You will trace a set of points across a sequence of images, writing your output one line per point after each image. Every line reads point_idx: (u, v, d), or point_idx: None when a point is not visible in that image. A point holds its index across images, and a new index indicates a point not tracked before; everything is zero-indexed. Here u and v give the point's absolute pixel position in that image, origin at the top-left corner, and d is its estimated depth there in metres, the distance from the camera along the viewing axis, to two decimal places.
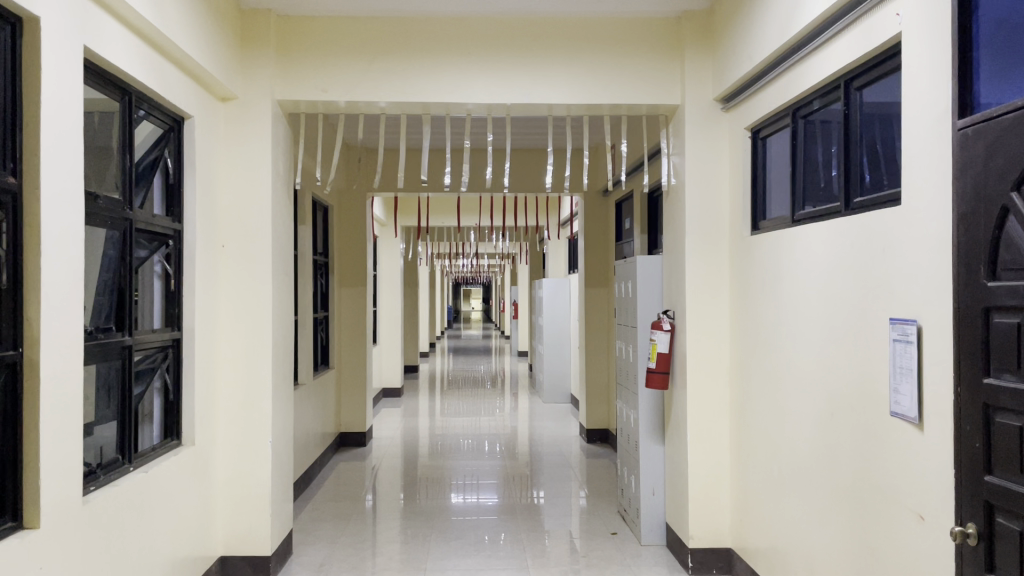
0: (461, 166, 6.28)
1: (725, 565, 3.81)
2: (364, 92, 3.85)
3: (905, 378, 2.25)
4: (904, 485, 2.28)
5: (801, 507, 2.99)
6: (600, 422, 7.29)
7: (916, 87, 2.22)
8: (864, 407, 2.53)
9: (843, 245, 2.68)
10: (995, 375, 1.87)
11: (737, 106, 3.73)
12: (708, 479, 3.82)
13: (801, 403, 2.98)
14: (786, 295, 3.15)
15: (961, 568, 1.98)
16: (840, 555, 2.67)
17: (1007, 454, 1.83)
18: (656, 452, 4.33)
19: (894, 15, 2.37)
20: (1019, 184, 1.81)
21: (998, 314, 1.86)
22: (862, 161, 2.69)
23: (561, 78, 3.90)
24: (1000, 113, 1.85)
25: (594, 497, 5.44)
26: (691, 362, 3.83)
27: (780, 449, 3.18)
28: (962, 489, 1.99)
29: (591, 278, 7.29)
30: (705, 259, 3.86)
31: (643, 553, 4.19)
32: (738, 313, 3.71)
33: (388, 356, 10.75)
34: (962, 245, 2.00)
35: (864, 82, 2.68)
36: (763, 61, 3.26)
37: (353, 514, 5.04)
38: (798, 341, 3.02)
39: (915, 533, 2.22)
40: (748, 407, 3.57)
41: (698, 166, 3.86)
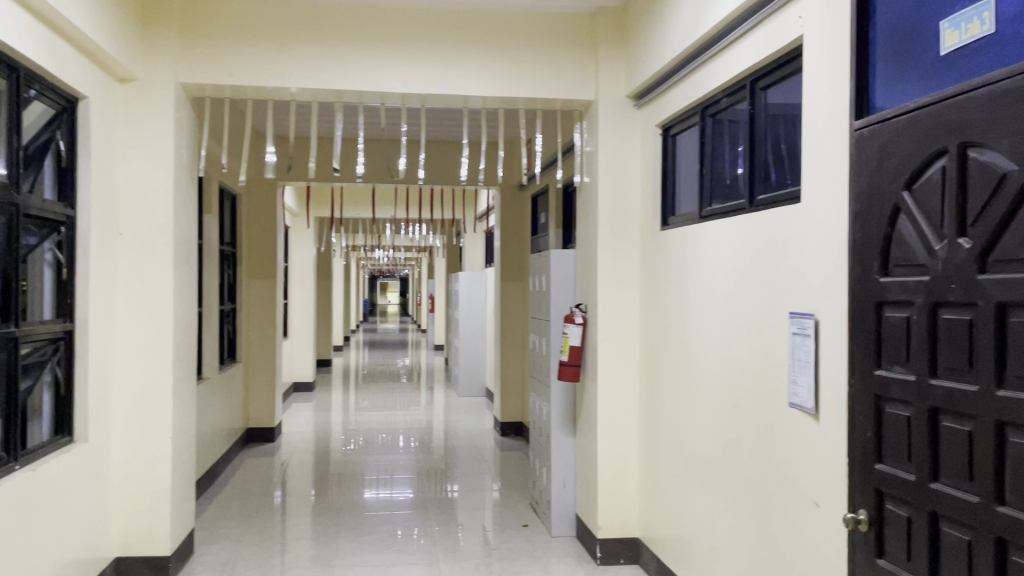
0: (373, 157, 6.19)
1: (632, 554, 3.88)
2: (272, 79, 3.73)
3: (803, 370, 2.32)
4: (801, 473, 2.35)
5: (705, 498, 3.06)
6: (516, 417, 7.31)
7: (817, 89, 2.29)
8: (764, 398, 2.59)
9: (746, 241, 2.76)
10: (885, 367, 1.95)
11: (648, 103, 3.80)
12: (616, 470, 3.88)
13: (706, 396, 3.06)
14: (692, 291, 3.22)
15: (854, 553, 2.06)
16: (741, 543, 2.74)
17: (896, 443, 1.91)
18: (567, 444, 4.38)
19: (796, 18, 2.44)
20: (909, 184, 1.88)
21: (890, 308, 1.94)
22: (767, 159, 2.77)
23: (475, 71, 3.88)
24: (896, 115, 1.93)
25: (507, 489, 5.46)
26: (602, 355, 3.87)
27: (686, 442, 3.24)
28: (854, 476, 2.07)
29: (506, 273, 7.28)
30: (616, 255, 3.90)
31: (553, 545, 4.22)
32: (648, 308, 3.77)
33: (299, 349, 10.51)
34: (856, 242, 2.07)
35: (767, 83, 2.76)
36: (673, 59, 3.32)
37: (260, 511, 4.90)
38: (704, 335, 3.08)
39: (809, 520, 2.30)
40: (656, 398, 3.63)
41: (610, 162, 3.90)
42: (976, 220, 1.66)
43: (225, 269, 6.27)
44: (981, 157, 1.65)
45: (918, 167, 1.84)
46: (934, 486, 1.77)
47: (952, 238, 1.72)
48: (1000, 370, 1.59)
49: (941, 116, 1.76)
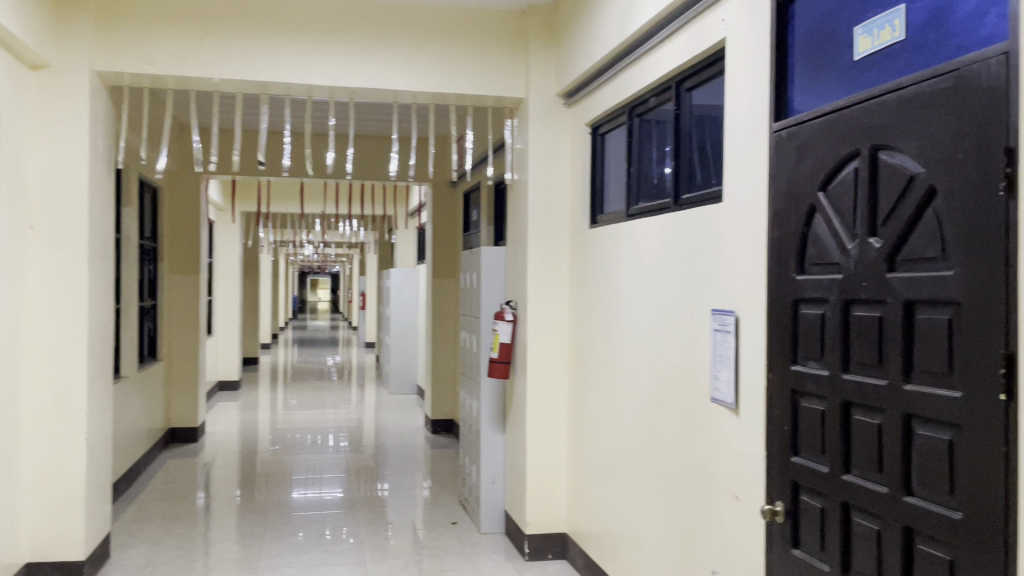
0: (301, 151, 6.07)
1: (560, 549, 3.91)
2: (195, 69, 3.63)
3: (724, 365, 2.37)
4: (722, 466, 2.40)
5: (630, 492, 3.10)
6: (445, 414, 7.28)
7: (739, 91, 2.35)
8: (688, 393, 2.64)
9: (671, 238, 2.80)
10: (801, 362, 2.01)
11: (577, 102, 3.83)
12: (544, 465, 3.90)
13: (631, 391, 3.10)
14: (619, 288, 3.26)
15: (771, 544, 2.12)
16: (665, 536, 2.79)
17: (811, 436, 1.97)
18: (497, 441, 4.38)
19: (719, 21, 2.49)
20: (824, 185, 1.93)
21: (806, 306, 2.00)
22: (691, 159, 2.83)
23: (405, 66, 3.85)
24: (812, 118, 1.98)
25: (437, 487, 5.44)
26: (531, 352, 3.88)
27: (613, 437, 3.28)
28: (772, 468, 2.13)
29: (437, 270, 7.25)
30: (545, 252, 3.92)
31: (481, 541, 4.23)
32: (576, 305, 3.80)
33: (225, 347, 10.26)
34: (775, 241, 2.13)
35: (692, 84, 2.81)
36: (602, 59, 3.35)
37: (182, 513, 4.77)
38: (631, 332, 3.12)
39: (729, 512, 2.36)
40: (584, 394, 3.66)
41: (540, 160, 3.91)
42: (886, 221, 1.72)
43: (145, 264, 6.07)
44: (891, 159, 1.71)
45: (832, 169, 1.89)
46: (846, 478, 1.83)
47: (863, 237, 1.78)
48: (907, 365, 1.65)
49: (855, 120, 1.82)
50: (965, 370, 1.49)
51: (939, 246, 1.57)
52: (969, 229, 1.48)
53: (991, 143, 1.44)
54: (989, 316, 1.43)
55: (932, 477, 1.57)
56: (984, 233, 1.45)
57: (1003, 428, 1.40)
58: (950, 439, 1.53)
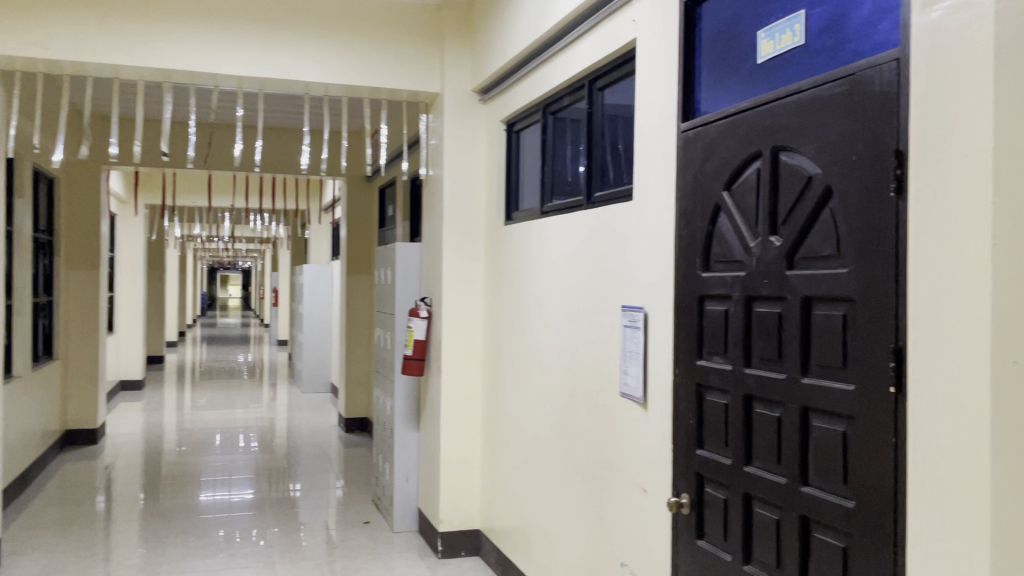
0: (209, 143, 5.88)
1: (473, 546, 3.91)
2: (93, 55, 3.47)
3: (633, 360, 2.42)
4: (630, 459, 2.45)
5: (542, 487, 3.12)
6: (359, 412, 7.19)
7: (649, 91, 2.39)
8: (599, 388, 2.68)
9: (583, 236, 2.83)
10: (706, 357, 2.07)
11: (493, 98, 3.83)
12: (458, 463, 3.89)
13: (544, 387, 3.12)
14: (533, 284, 3.28)
15: (677, 535, 2.17)
16: (575, 530, 2.82)
17: (715, 429, 2.02)
18: (411, 439, 4.35)
19: (630, 22, 2.53)
20: (728, 184, 1.99)
21: (711, 302, 2.05)
22: (604, 158, 2.86)
23: (317, 58, 3.78)
24: (717, 119, 2.03)
25: (350, 487, 5.36)
26: (445, 349, 3.86)
27: (527, 433, 3.29)
28: (678, 460, 2.18)
29: (352, 266, 7.14)
30: (460, 249, 3.91)
31: (394, 540, 4.19)
32: (491, 302, 3.80)
33: (128, 345, 9.87)
34: (682, 239, 2.18)
35: (605, 83, 2.84)
36: (516, 56, 3.36)
37: (80, 519, 4.56)
38: (544, 328, 3.14)
39: (637, 505, 2.40)
40: (498, 391, 3.67)
41: (455, 155, 3.90)
42: (786, 220, 1.77)
43: (39, 258, 5.77)
44: (791, 160, 1.77)
45: (736, 169, 1.95)
46: (748, 469, 1.89)
47: (765, 236, 1.84)
48: (804, 360, 1.71)
49: (758, 121, 1.87)
50: (857, 364, 1.55)
51: (834, 244, 1.63)
52: (861, 228, 1.54)
53: (882, 146, 1.49)
54: (878, 311, 1.49)
55: (826, 468, 1.63)
56: (875, 232, 1.50)
57: (890, 419, 1.46)
58: (843, 431, 1.59)
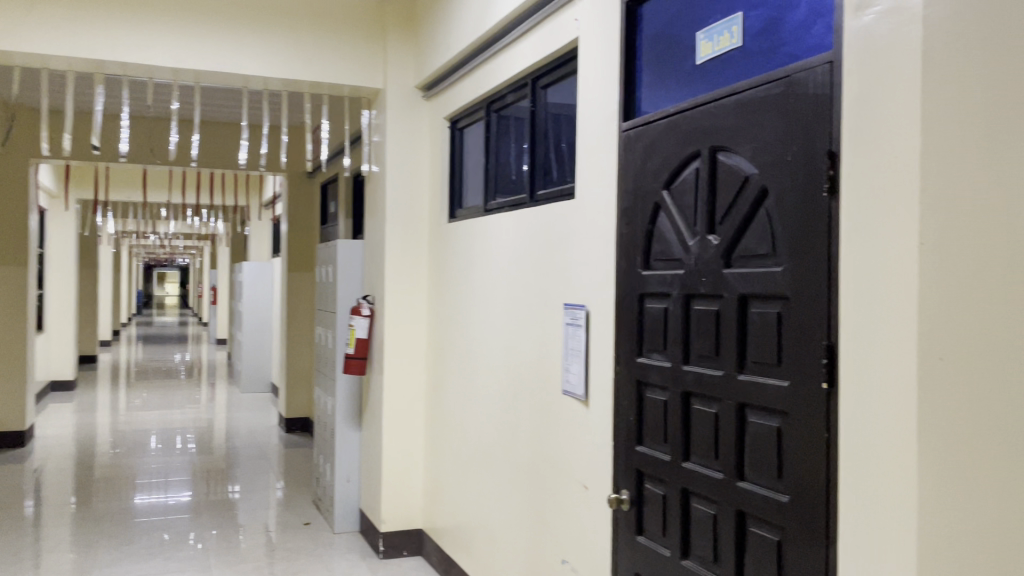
0: (144, 136, 5.72)
1: (416, 546, 3.89)
2: (20, 43, 3.33)
3: (575, 358, 2.43)
4: (571, 457, 2.46)
5: (485, 485, 3.12)
6: (301, 411, 7.09)
7: (591, 90, 2.40)
8: (540, 386, 2.68)
9: (526, 234, 2.84)
10: (646, 354, 2.09)
11: (436, 95, 3.81)
12: (400, 462, 3.86)
13: (487, 386, 3.11)
14: (476, 282, 3.28)
15: (617, 531, 2.19)
16: (517, 528, 2.83)
17: (654, 426, 2.04)
18: (352, 438, 4.30)
19: (572, 21, 2.54)
20: (668, 183, 2.01)
21: (650, 300, 2.07)
22: (547, 156, 2.87)
23: (257, 51, 3.70)
24: (657, 119, 2.06)
25: (290, 488, 5.28)
26: (388, 348, 3.83)
27: (469, 431, 3.28)
28: (618, 456, 2.20)
29: (293, 264, 7.02)
30: (403, 246, 3.87)
31: (335, 541, 4.14)
32: (434, 300, 3.78)
33: (58, 345, 9.55)
34: (623, 237, 2.20)
35: (547, 82, 2.85)
36: (459, 53, 3.35)
37: (6, 524, 4.39)
38: (487, 326, 3.14)
39: (578, 502, 2.41)
40: (441, 389, 3.65)
41: (398, 152, 3.86)
42: (723, 219, 1.80)
43: None
44: (728, 160, 1.79)
45: (676, 168, 1.97)
46: (686, 465, 1.91)
47: (703, 234, 1.86)
48: (741, 357, 1.73)
49: (696, 121, 1.90)
50: (791, 360, 1.58)
51: (770, 243, 1.66)
52: (795, 228, 1.57)
53: (815, 147, 1.52)
54: (812, 309, 1.52)
55: (762, 463, 1.66)
56: (809, 231, 1.53)
57: (823, 415, 1.49)
58: (777, 426, 1.62)
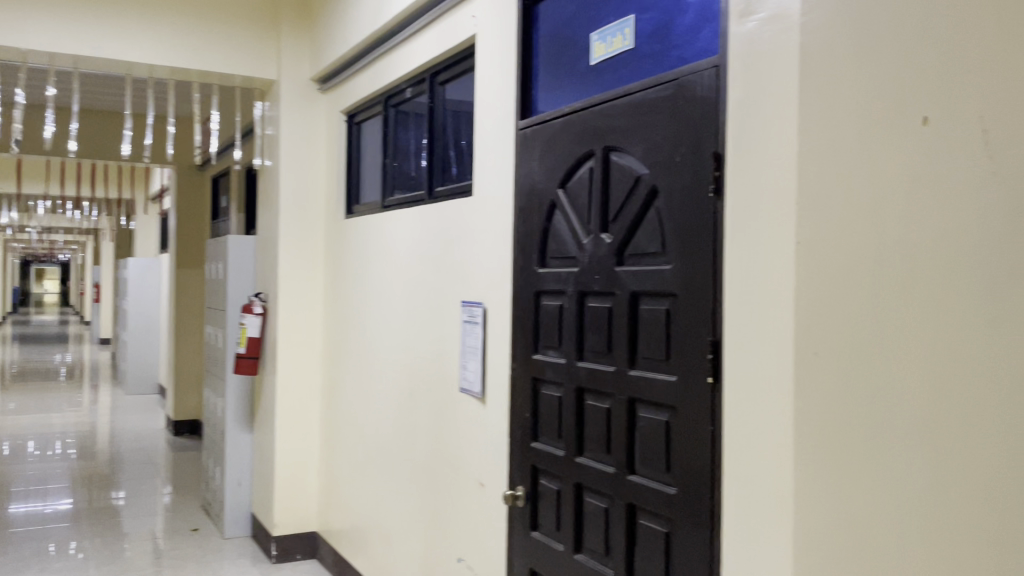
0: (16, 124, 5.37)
1: (310, 549, 3.81)
2: None
3: (472, 356, 2.43)
4: (468, 455, 2.45)
5: (380, 485, 3.08)
6: (189, 413, 6.86)
7: (488, 88, 2.40)
8: (437, 384, 2.67)
9: (423, 231, 2.81)
10: (541, 352, 2.10)
11: (332, 88, 3.73)
12: (295, 464, 3.77)
13: (383, 385, 3.07)
14: (373, 279, 3.23)
15: (512, 528, 2.20)
16: (413, 529, 2.80)
17: (549, 423, 2.06)
18: (244, 440, 4.16)
19: (470, 17, 2.53)
20: (563, 182, 2.03)
21: (546, 297, 2.09)
22: (445, 153, 2.86)
23: (141, 37, 3.53)
24: (553, 118, 2.07)
25: (178, 493, 5.08)
26: (282, 347, 3.73)
27: (365, 431, 3.23)
28: (514, 453, 2.21)
29: (181, 260, 6.76)
30: (297, 243, 3.77)
31: (226, 547, 4.01)
32: (330, 298, 3.71)
33: None
34: (519, 235, 2.20)
35: (445, 78, 2.83)
36: (356, 46, 3.29)
37: None
38: (383, 324, 3.10)
39: (474, 499, 2.41)
40: (337, 388, 3.58)
41: (293, 146, 3.76)
42: (616, 217, 1.83)
43: None
44: (620, 160, 1.82)
45: (570, 167, 1.99)
46: (579, 460, 1.94)
47: (596, 233, 1.89)
48: (632, 353, 1.77)
49: (590, 122, 1.92)
50: (679, 356, 1.62)
51: (660, 242, 1.69)
52: (684, 227, 1.61)
53: (702, 148, 1.57)
54: (699, 305, 1.56)
55: (651, 456, 1.69)
56: (696, 230, 1.58)
57: (708, 408, 1.54)
58: (666, 420, 1.66)
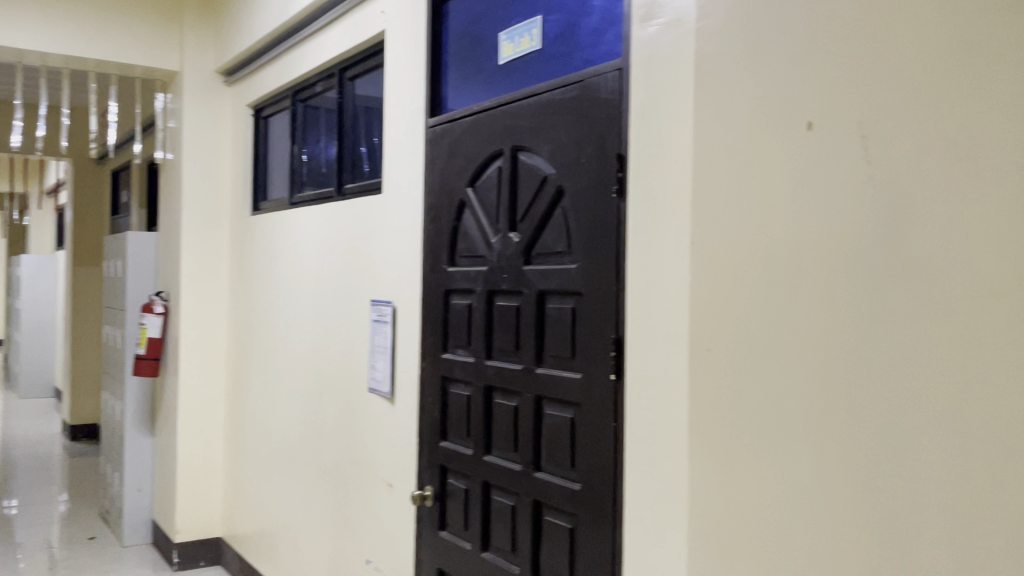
0: None
1: (214, 555, 3.70)
2: None
3: (381, 355, 2.40)
4: (376, 455, 2.43)
5: (287, 488, 3.02)
6: (86, 417, 6.60)
7: (398, 85, 2.37)
8: (345, 384, 2.63)
9: (332, 229, 2.77)
10: (451, 351, 2.10)
11: (239, 82, 3.64)
12: (198, 468, 3.65)
13: (290, 385, 3.01)
14: (280, 277, 3.16)
15: (420, 528, 2.19)
16: (320, 531, 2.76)
17: (458, 422, 2.06)
18: (144, 444, 4.01)
19: (379, 13, 2.50)
20: (472, 181, 2.03)
21: (455, 296, 2.09)
22: (354, 149, 2.82)
23: (33, 22, 3.35)
24: (462, 116, 2.07)
25: (74, 500, 4.86)
26: (185, 347, 3.61)
27: (271, 433, 3.16)
28: (422, 453, 2.19)
29: (78, 257, 6.47)
30: (200, 240, 3.66)
31: (124, 555, 3.86)
32: (236, 297, 3.61)
33: None
34: (429, 234, 2.19)
35: (354, 74, 2.80)
36: (263, 39, 3.21)
37: None
38: (290, 324, 3.04)
39: (382, 500, 2.39)
40: (243, 390, 3.49)
41: (197, 140, 3.65)
42: (524, 216, 1.84)
43: None
44: (528, 160, 1.84)
45: (479, 166, 1.99)
46: (487, 458, 1.94)
47: (504, 232, 1.90)
48: (538, 351, 1.78)
49: (499, 121, 1.93)
50: (584, 353, 1.64)
51: (566, 241, 1.71)
52: (589, 226, 1.63)
53: (606, 148, 1.59)
54: (603, 303, 1.59)
55: (557, 453, 1.71)
56: (600, 228, 1.60)
57: (611, 405, 1.56)
58: (571, 417, 1.68)
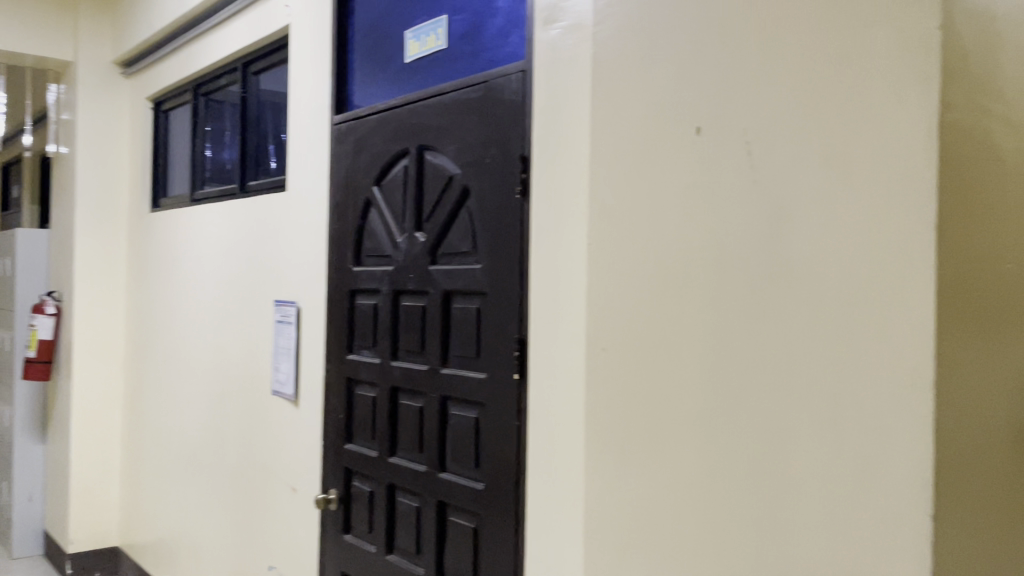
0: None
1: (111, 565, 3.56)
2: None
3: (285, 357, 2.35)
4: (280, 459, 2.38)
5: (188, 494, 2.93)
6: None
7: (303, 81, 2.33)
8: (247, 386, 2.56)
9: (235, 227, 2.70)
10: (356, 351, 2.07)
11: (138, 74, 3.50)
12: (94, 475, 3.51)
13: (191, 388, 2.93)
14: (181, 276, 3.06)
15: (324, 532, 2.16)
16: (222, 538, 2.69)
17: (364, 424, 2.03)
18: (35, 451, 3.83)
19: (283, 7, 2.45)
20: (378, 180, 2.01)
21: (361, 296, 2.06)
22: (258, 146, 2.75)
23: None
24: (368, 114, 2.04)
25: None
26: (79, 349, 3.45)
27: (172, 437, 3.06)
28: (327, 456, 2.16)
29: None
30: (96, 238, 3.51)
31: (14, 568, 3.67)
32: (134, 297, 3.48)
33: None
34: (334, 233, 2.16)
35: (258, 69, 2.73)
36: (162, 30, 3.10)
37: None
38: (192, 325, 2.95)
39: (286, 504, 2.34)
40: (141, 393, 3.37)
41: (92, 134, 3.50)
42: (430, 216, 1.84)
43: None
44: (434, 160, 1.83)
45: (385, 165, 1.97)
46: (392, 460, 1.92)
47: (410, 232, 1.89)
48: (443, 351, 1.78)
49: (405, 120, 1.91)
50: (489, 353, 1.64)
51: (471, 241, 1.71)
52: (493, 227, 1.64)
53: (510, 149, 1.60)
54: (506, 303, 1.60)
55: (461, 453, 1.71)
56: (504, 229, 1.61)
57: (514, 404, 1.57)
58: (475, 417, 1.68)
